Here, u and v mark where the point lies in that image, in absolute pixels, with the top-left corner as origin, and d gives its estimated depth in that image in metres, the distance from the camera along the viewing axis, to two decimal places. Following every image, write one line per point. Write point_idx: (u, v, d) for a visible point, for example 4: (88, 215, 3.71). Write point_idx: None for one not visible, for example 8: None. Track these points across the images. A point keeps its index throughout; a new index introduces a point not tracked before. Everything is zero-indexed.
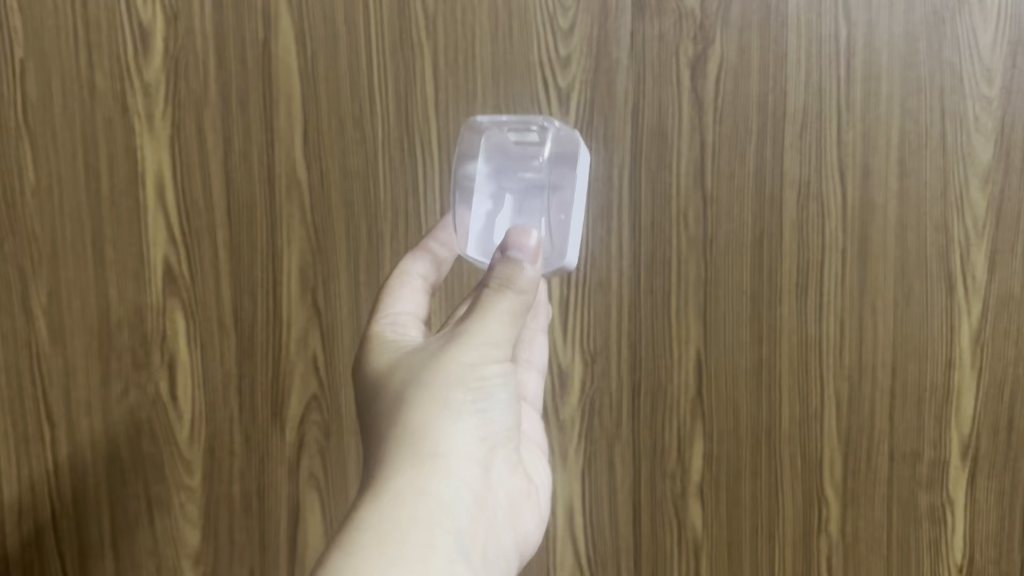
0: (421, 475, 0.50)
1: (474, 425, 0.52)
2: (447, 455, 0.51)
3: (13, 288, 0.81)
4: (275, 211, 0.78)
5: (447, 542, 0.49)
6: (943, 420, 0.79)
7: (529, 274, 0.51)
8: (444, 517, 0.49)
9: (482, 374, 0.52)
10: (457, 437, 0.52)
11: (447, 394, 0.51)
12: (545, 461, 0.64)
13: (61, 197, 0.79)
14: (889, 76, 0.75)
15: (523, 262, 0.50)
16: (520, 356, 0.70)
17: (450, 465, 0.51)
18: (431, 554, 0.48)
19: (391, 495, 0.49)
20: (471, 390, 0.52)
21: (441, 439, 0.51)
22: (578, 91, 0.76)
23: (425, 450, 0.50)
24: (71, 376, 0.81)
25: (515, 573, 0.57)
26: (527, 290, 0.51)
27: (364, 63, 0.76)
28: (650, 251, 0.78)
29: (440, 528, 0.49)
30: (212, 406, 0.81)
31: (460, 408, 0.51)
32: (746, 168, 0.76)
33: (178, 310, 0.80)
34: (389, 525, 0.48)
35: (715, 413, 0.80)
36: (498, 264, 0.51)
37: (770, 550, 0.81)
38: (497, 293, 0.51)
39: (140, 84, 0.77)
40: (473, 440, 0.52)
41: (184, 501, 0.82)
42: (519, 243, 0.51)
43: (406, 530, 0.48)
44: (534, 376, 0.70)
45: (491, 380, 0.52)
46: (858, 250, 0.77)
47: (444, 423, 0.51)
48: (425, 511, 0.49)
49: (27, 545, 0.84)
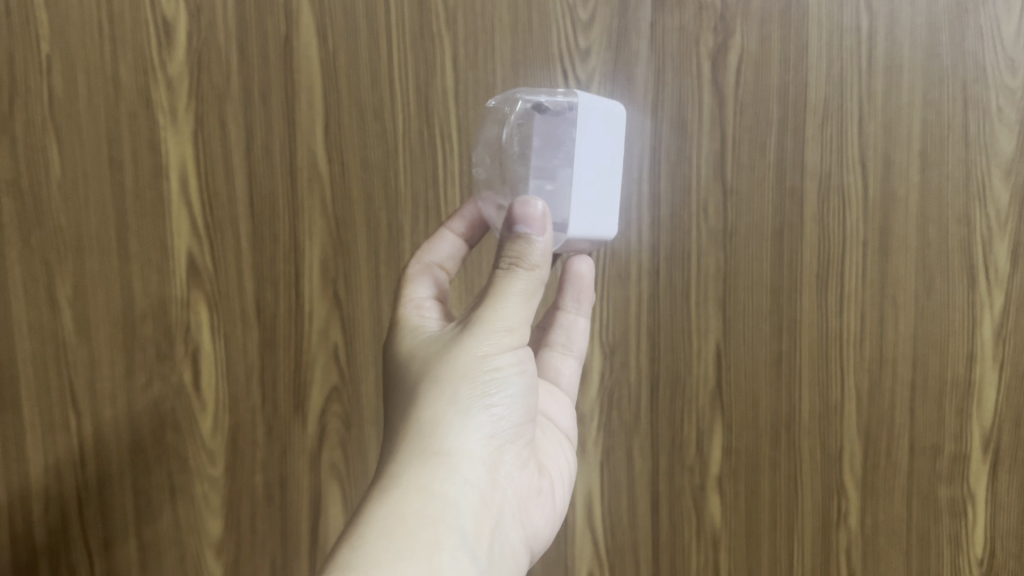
0: (429, 470, 0.50)
1: (482, 419, 0.53)
2: (455, 449, 0.51)
3: (39, 280, 0.82)
4: (296, 204, 0.78)
5: (452, 538, 0.48)
6: (964, 413, 0.78)
7: (540, 247, 0.51)
8: (450, 513, 0.49)
9: (492, 366, 0.53)
10: (464, 431, 0.52)
11: (457, 386, 0.52)
12: (565, 448, 0.65)
13: (86, 190, 0.80)
14: (911, 67, 0.75)
15: (532, 236, 0.51)
16: (556, 341, 0.70)
17: (458, 460, 0.51)
18: (437, 549, 0.47)
19: (399, 489, 0.49)
20: (481, 384, 0.52)
21: (450, 436, 0.51)
22: (598, 84, 0.76)
23: (434, 444, 0.51)
24: (97, 366, 0.82)
25: (524, 571, 0.57)
26: (538, 264, 0.51)
27: (384, 56, 0.76)
28: (670, 244, 0.78)
29: (446, 525, 0.49)
30: (235, 397, 0.81)
31: (469, 403, 0.52)
32: (767, 160, 0.76)
33: (201, 302, 0.81)
34: (395, 519, 0.48)
35: (735, 406, 0.80)
36: (507, 242, 0.51)
37: (790, 542, 0.82)
38: (508, 273, 0.51)
39: (164, 78, 0.78)
40: (481, 436, 0.53)
41: (207, 490, 0.83)
42: (525, 216, 0.50)
43: (412, 523, 0.48)
44: (572, 363, 0.70)
45: (500, 371, 0.53)
46: (879, 243, 0.77)
47: (453, 415, 0.52)
48: (433, 505, 0.49)
49: (54, 532, 0.85)
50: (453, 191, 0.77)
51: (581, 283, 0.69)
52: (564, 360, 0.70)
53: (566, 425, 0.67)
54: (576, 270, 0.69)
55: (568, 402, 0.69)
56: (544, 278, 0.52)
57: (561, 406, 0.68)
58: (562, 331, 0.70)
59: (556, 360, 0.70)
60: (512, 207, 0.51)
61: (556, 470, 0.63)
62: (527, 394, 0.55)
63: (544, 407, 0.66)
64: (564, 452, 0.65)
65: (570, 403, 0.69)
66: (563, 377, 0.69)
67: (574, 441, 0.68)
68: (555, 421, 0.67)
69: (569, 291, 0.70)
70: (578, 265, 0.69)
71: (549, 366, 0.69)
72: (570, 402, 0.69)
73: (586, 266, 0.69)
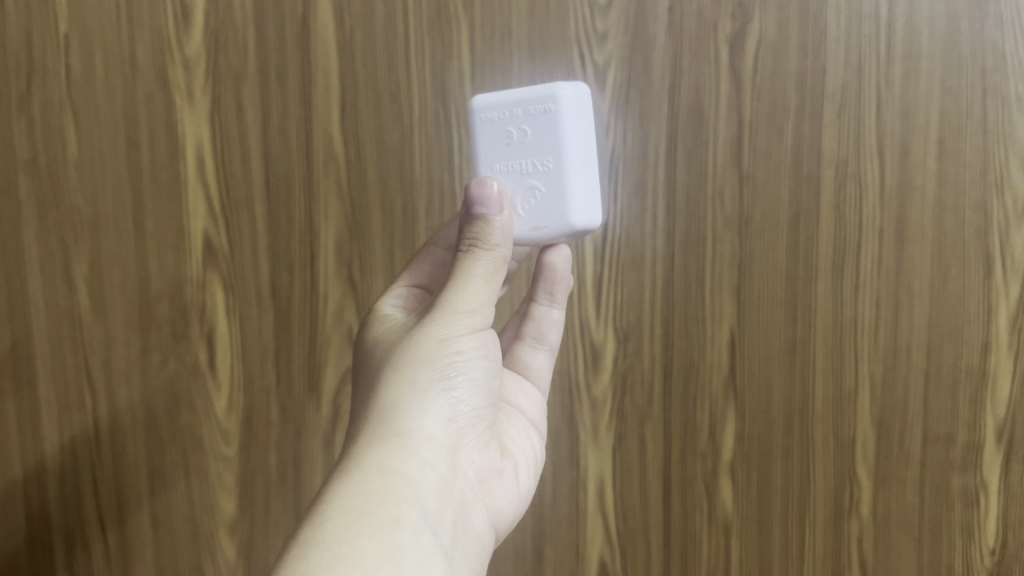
0: (389, 450, 0.50)
1: (442, 402, 0.53)
2: (416, 431, 0.52)
3: (56, 259, 0.82)
4: (312, 186, 0.79)
5: (414, 516, 0.49)
6: (977, 403, 0.78)
7: (499, 226, 0.53)
8: (411, 492, 0.50)
9: (453, 347, 0.53)
10: (425, 412, 0.52)
11: (417, 368, 0.52)
12: (533, 432, 0.65)
13: (103, 170, 0.81)
14: (930, 54, 0.74)
15: (490, 216, 0.53)
16: (527, 333, 0.69)
17: (418, 441, 0.51)
18: (399, 526, 0.48)
19: (359, 471, 0.50)
20: (440, 366, 0.53)
21: (411, 416, 0.52)
22: (615, 68, 0.76)
23: (394, 425, 0.51)
24: (112, 345, 0.83)
25: (490, 549, 0.57)
26: (498, 244, 0.53)
27: (401, 38, 0.76)
28: (685, 230, 0.78)
29: (407, 503, 0.49)
30: (250, 378, 0.82)
31: (428, 385, 0.52)
32: (784, 148, 0.76)
33: (217, 283, 0.81)
34: (356, 499, 0.48)
35: (748, 393, 0.80)
36: (470, 223, 0.53)
37: (801, 529, 0.82)
38: (469, 254, 0.53)
39: (181, 58, 0.78)
40: (442, 416, 0.53)
41: (220, 470, 0.83)
42: (481, 197, 0.53)
43: (372, 503, 0.48)
44: (544, 356, 0.69)
45: (460, 354, 0.53)
46: (895, 231, 0.77)
47: (412, 399, 0.52)
48: (392, 485, 0.49)
49: (69, 508, 0.86)
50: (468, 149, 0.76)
51: (556, 274, 0.66)
52: (536, 354, 0.69)
53: (533, 414, 0.66)
54: (548, 259, 0.65)
55: (539, 394, 0.68)
56: (506, 259, 0.54)
57: (528, 397, 0.67)
58: (533, 323, 0.69)
59: (526, 352, 0.69)
60: (469, 190, 0.53)
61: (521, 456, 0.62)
62: (487, 375, 0.55)
63: (509, 397, 0.65)
64: (529, 440, 0.64)
65: (541, 395, 0.68)
66: (533, 371, 0.68)
67: (543, 431, 0.67)
68: (523, 409, 0.66)
69: (544, 283, 0.67)
70: (549, 254, 0.65)
71: (518, 358, 0.68)
72: (540, 394, 0.68)
73: (561, 262, 0.65)
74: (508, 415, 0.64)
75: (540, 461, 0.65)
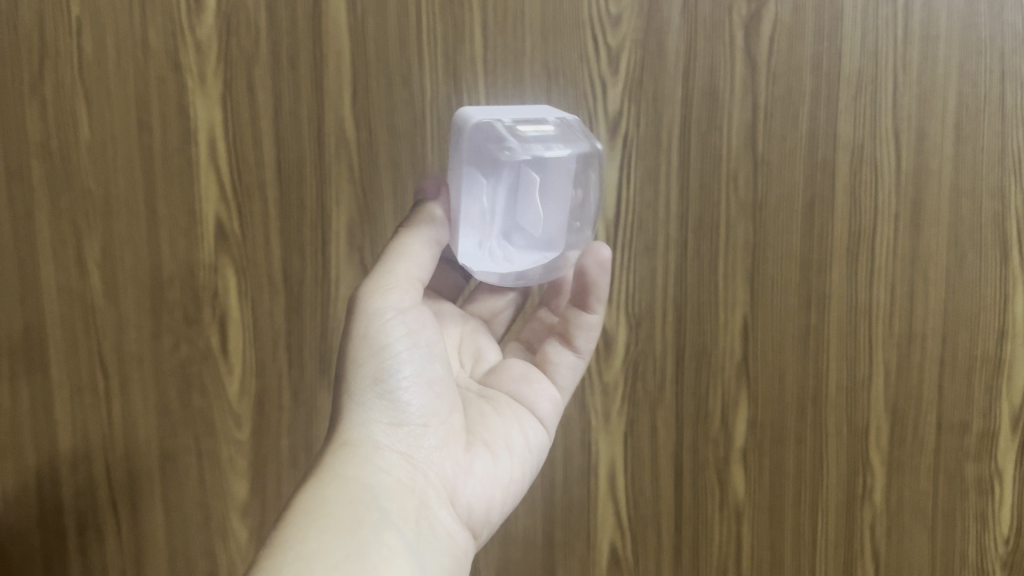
0: (339, 459, 0.51)
1: (386, 403, 0.53)
2: (366, 438, 0.52)
3: (67, 242, 0.82)
4: (324, 171, 0.78)
5: (371, 514, 0.49)
6: (993, 390, 0.79)
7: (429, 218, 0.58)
8: (366, 493, 0.50)
9: (385, 342, 0.53)
10: (370, 415, 0.53)
11: (354, 374, 0.53)
12: (533, 422, 0.60)
13: (115, 153, 0.80)
14: (948, 38, 0.73)
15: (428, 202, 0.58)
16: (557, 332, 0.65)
17: (369, 445, 0.52)
18: (357, 525, 0.48)
19: (314, 484, 0.50)
20: (377, 364, 0.53)
21: (357, 424, 0.53)
22: (629, 50, 0.75)
23: (344, 437, 0.52)
24: (124, 328, 0.83)
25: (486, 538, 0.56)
26: (424, 222, 0.57)
27: (413, 21, 0.76)
28: (698, 215, 0.77)
29: (362, 503, 0.49)
30: (262, 362, 0.82)
31: (367, 388, 0.53)
32: (799, 131, 0.75)
33: (229, 267, 0.81)
34: (313, 506, 0.49)
35: (762, 380, 0.79)
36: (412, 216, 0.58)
37: (813, 517, 0.81)
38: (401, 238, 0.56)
39: (193, 41, 0.77)
40: (390, 415, 0.53)
41: (232, 454, 0.84)
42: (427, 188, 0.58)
43: (327, 506, 0.49)
44: (571, 359, 0.64)
45: (393, 347, 0.53)
46: (911, 217, 0.76)
47: (355, 407, 0.53)
48: (345, 489, 0.50)
49: (81, 492, 0.86)
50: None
51: (589, 281, 0.62)
52: (561, 353, 0.64)
53: (539, 407, 0.61)
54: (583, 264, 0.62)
55: (557, 396, 0.63)
56: (439, 238, 0.57)
57: (539, 392, 0.62)
58: (564, 322, 0.65)
59: (551, 350, 0.65)
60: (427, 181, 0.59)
61: (508, 444, 0.58)
62: (430, 362, 0.55)
63: (511, 388, 0.61)
64: (521, 429, 0.59)
65: (556, 395, 0.63)
66: (556, 370, 0.64)
67: (548, 426, 0.61)
68: (527, 401, 0.61)
69: (579, 292, 0.63)
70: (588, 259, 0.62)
71: (541, 355, 0.65)
72: (556, 393, 0.63)
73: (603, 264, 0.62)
74: (498, 406, 0.60)
75: (541, 451, 0.60)
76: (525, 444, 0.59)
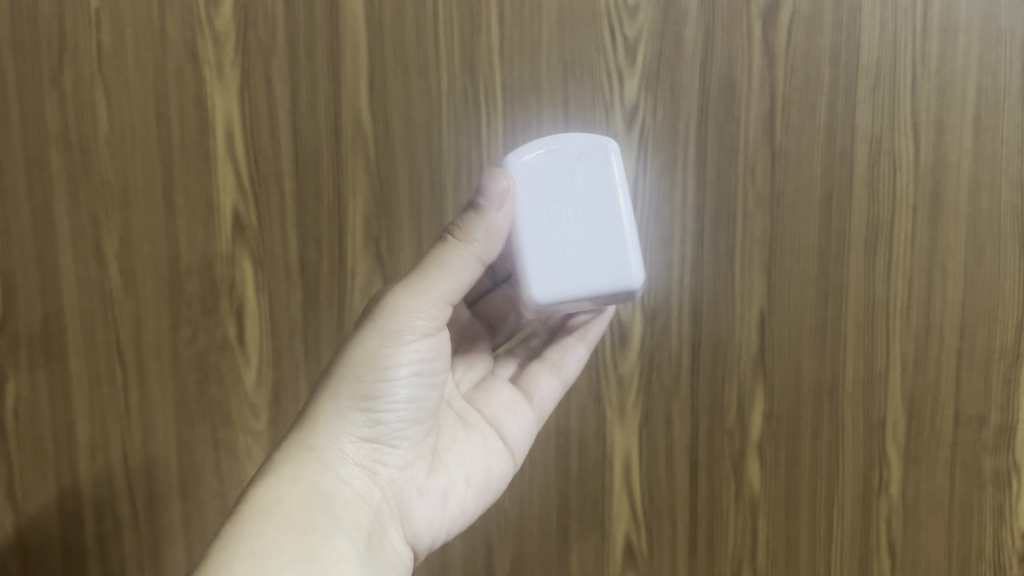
0: (302, 461, 0.52)
1: (364, 420, 0.53)
2: (334, 448, 0.53)
3: (86, 233, 0.83)
4: (340, 161, 0.78)
5: (328, 522, 0.50)
6: (1011, 382, 0.78)
7: (487, 224, 0.53)
8: (324, 501, 0.51)
9: (381, 361, 0.53)
10: (344, 428, 0.53)
11: (341, 383, 0.53)
12: (499, 460, 0.60)
13: (133, 145, 0.81)
14: (967, 28, 0.73)
15: (486, 209, 0.53)
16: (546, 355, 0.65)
17: (335, 455, 0.53)
18: (312, 529, 0.50)
19: (274, 478, 0.52)
20: (367, 381, 0.53)
21: (328, 431, 0.53)
22: (646, 42, 0.75)
23: (313, 439, 0.53)
24: (142, 320, 0.83)
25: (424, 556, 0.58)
26: (475, 238, 0.52)
27: (430, 13, 0.76)
28: (715, 206, 0.77)
29: (320, 510, 0.51)
30: (278, 353, 0.82)
31: (348, 401, 0.53)
32: (817, 122, 0.75)
33: (246, 257, 0.81)
34: (270, 503, 0.50)
35: (778, 372, 0.79)
36: (468, 214, 0.53)
37: (829, 509, 0.81)
38: (444, 246, 0.53)
39: (210, 33, 0.78)
40: (363, 431, 0.53)
41: (249, 444, 0.84)
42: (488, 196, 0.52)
43: (284, 507, 0.50)
44: (554, 385, 0.64)
45: (390, 368, 0.53)
46: (930, 208, 0.76)
47: (332, 415, 0.53)
48: (305, 494, 0.51)
49: (100, 482, 0.87)
50: (496, 124, 0.77)
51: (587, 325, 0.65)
52: (547, 379, 0.64)
53: (513, 438, 0.61)
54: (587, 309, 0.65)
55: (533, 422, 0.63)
56: (481, 258, 0.53)
57: (517, 422, 0.62)
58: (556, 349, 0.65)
59: (537, 373, 0.64)
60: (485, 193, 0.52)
61: (472, 477, 0.58)
62: (422, 388, 0.54)
63: (492, 415, 0.61)
64: (487, 464, 0.59)
65: (532, 423, 0.63)
66: (538, 395, 0.63)
67: (517, 461, 0.61)
68: (502, 433, 0.61)
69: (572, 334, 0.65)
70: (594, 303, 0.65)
71: (527, 377, 0.64)
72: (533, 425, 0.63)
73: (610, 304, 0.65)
74: (472, 435, 0.60)
75: (498, 491, 0.60)
76: (486, 479, 0.59)
